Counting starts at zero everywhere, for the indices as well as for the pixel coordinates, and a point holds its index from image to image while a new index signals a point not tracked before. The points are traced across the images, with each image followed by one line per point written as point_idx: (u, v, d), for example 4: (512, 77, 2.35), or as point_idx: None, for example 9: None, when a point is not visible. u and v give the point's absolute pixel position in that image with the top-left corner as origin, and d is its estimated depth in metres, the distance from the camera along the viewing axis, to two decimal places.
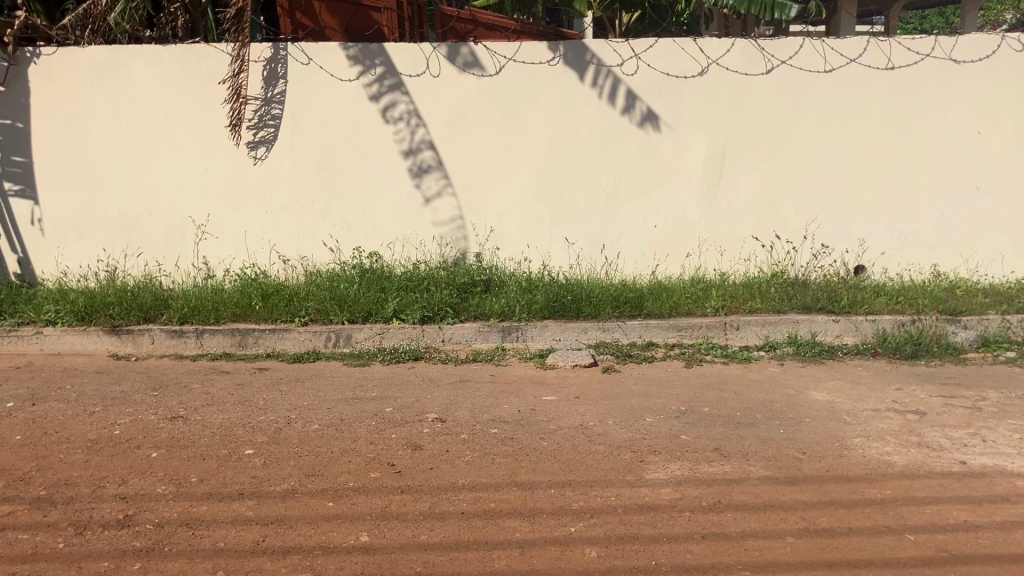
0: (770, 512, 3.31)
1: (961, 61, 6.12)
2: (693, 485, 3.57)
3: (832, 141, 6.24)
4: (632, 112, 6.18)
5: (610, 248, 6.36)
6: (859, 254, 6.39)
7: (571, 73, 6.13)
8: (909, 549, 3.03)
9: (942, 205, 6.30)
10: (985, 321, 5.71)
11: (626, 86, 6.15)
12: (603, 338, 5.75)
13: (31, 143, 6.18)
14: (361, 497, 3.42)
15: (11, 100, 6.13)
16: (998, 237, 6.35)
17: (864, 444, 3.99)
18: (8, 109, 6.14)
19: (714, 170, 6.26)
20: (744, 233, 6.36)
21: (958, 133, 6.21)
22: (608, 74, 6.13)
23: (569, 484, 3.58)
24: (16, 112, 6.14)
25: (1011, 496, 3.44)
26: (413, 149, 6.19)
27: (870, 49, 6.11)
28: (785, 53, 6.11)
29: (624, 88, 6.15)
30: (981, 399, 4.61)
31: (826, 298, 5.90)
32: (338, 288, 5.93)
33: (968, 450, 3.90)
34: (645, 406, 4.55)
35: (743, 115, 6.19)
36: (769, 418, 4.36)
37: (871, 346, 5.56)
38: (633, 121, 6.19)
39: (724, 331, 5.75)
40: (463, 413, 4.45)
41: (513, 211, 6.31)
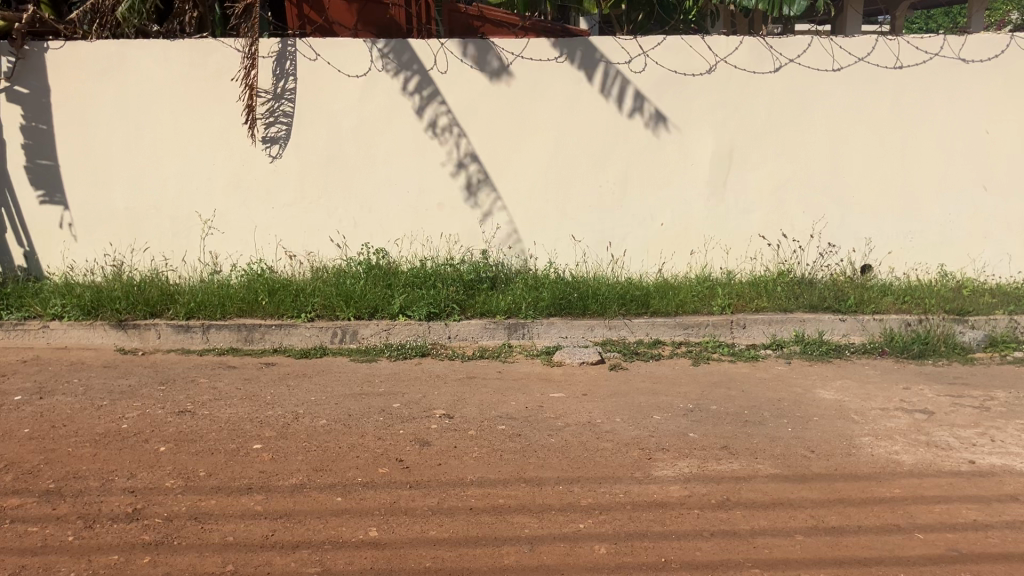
0: (778, 510, 3.32)
1: (970, 61, 6.10)
2: (701, 482, 3.58)
3: (840, 141, 6.23)
4: (640, 112, 6.18)
5: (616, 247, 6.36)
6: (865, 253, 6.37)
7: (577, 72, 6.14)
8: (919, 547, 3.03)
9: (949, 205, 6.29)
10: (992, 321, 5.72)
11: (634, 87, 6.14)
12: (610, 336, 5.76)
13: (57, 146, 6.20)
14: (370, 492, 3.43)
15: (33, 102, 6.15)
16: (1005, 238, 6.34)
17: (872, 444, 3.99)
18: (30, 111, 6.16)
19: (721, 169, 6.25)
20: (751, 231, 6.36)
21: (966, 133, 6.20)
22: (615, 76, 6.13)
23: (577, 480, 3.59)
24: (39, 114, 6.16)
25: (1020, 496, 3.43)
26: (460, 163, 6.22)
27: (877, 48, 6.10)
28: (793, 52, 6.11)
29: (631, 89, 6.14)
30: (990, 399, 4.60)
31: (832, 297, 5.89)
32: (344, 284, 5.94)
33: (977, 450, 3.90)
34: (652, 404, 4.55)
35: (751, 114, 6.19)
36: (777, 416, 4.36)
37: (879, 344, 5.55)
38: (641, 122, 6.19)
39: (729, 329, 5.74)
40: (471, 409, 4.46)
41: (520, 208, 6.31)
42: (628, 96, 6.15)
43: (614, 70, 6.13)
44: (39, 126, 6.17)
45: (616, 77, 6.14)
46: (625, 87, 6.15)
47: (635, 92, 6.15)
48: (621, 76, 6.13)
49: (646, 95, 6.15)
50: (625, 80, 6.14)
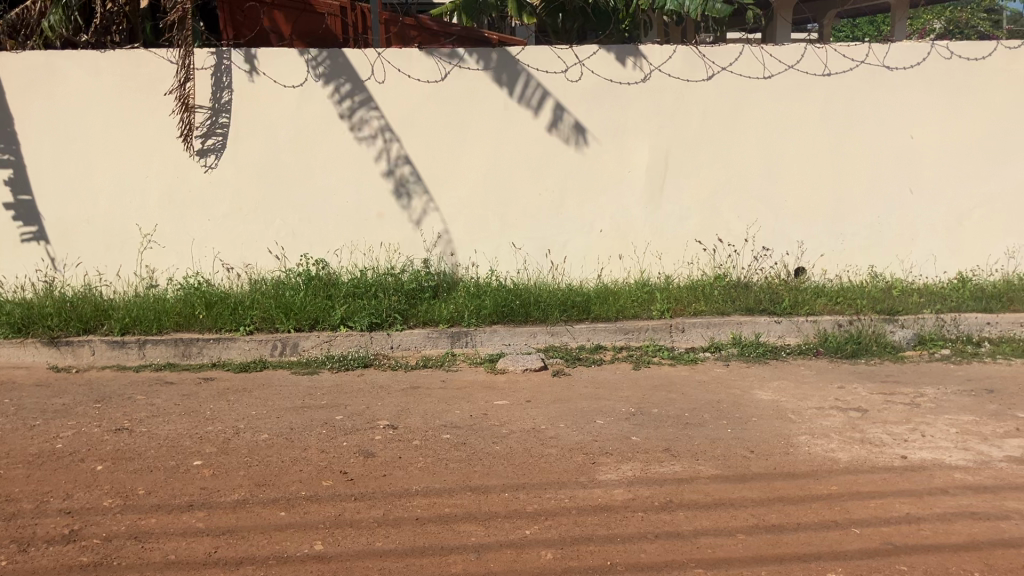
0: (720, 510, 3.38)
1: (895, 67, 6.29)
2: (645, 485, 3.63)
3: (775, 149, 6.37)
4: (559, 126, 6.24)
5: (556, 253, 6.41)
6: (798, 256, 6.52)
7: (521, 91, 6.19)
8: (856, 542, 3.12)
9: (877, 208, 6.47)
10: (920, 321, 5.87)
11: (553, 100, 6.21)
12: (552, 342, 5.79)
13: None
14: (315, 506, 3.41)
15: None
16: (933, 240, 6.53)
17: (809, 442, 4.08)
18: None
19: (659, 176, 6.35)
20: (688, 237, 6.45)
21: (892, 138, 6.39)
22: (536, 88, 6.19)
23: (523, 487, 3.61)
24: None
25: (949, 488, 3.55)
26: (392, 167, 6.20)
27: (806, 56, 6.26)
28: (725, 60, 6.24)
29: (551, 101, 6.21)
30: (919, 395, 4.74)
31: (768, 299, 6.02)
32: (284, 296, 5.86)
33: (909, 445, 4.01)
34: (595, 409, 4.59)
35: (686, 122, 6.30)
36: (716, 418, 4.43)
37: (813, 345, 5.67)
38: (562, 136, 6.26)
39: (670, 333, 5.82)
40: (415, 419, 4.45)
41: (462, 217, 6.32)
42: (547, 108, 6.22)
43: (536, 83, 6.19)
44: (7, 158, 6.03)
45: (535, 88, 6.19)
46: (544, 99, 6.21)
47: (554, 105, 6.21)
48: (540, 90, 6.19)
49: (565, 108, 6.22)
50: (544, 93, 6.20)
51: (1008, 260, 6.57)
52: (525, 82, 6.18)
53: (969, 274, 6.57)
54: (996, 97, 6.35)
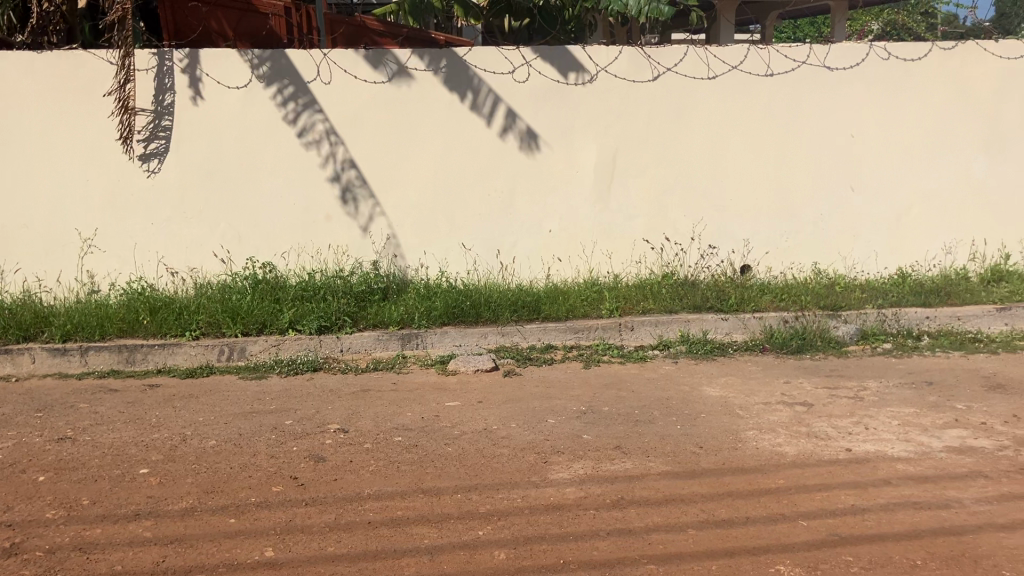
0: (670, 506, 3.42)
1: (836, 66, 6.43)
2: (596, 482, 3.66)
3: (720, 149, 6.46)
4: (513, 131, 6.26)
5: (505, 253, 6.41)
6: (743, 254, 6.60)
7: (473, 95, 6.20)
8: (803, 534, 3.18)
9: (819, 206, 6.59)
10: (863, 315, 5.97)
11: (506, 104, 6.23)
12: (503, 342, 5.79)
13: None
14: (265, 512, 3.37)
15: None
16: (873, 236, 6.67)
17: (757, 437, 4.14)
18: None
19: (607, 176, 6.40)
20: (635, 236, 6.50)
21: (833, 137, 6.52)
22: (488, 93, 6.21)
23: (475, 487, 3.61)
24: None
25: (892, 479, 3.63)
26: (338, 171, 6.16)
27: (749, 57, 6.36)
28: (670, 61, 6.32)
29: (504, 106, 6.23)
30: (862, 389, 4.84)
31: (714, 297, 6.10)
32: (230, 300, 5.78)
33: (853, 438, 4.10)
34: (546, 408, 4.60)
35: (632, 122, 6.36)
36: (666, 415, 4.47)
37: (759, 342, 5.76)
38: (516, 141, 6.28)
39: (619, 332, 5.87)
40: (366, 422, 4.42)
41: (410, 218, 6.29)
42: (500, 113, 6.24)
43: (489, 89, 6.20)
44: None
45: (488, 93, 6.20)
46: (497, 104, 6.23)
47: (507, 110, 6.24)
48: (493, 95, 6.21)
49: (518, 113, 6.25)
50: (497, 99, 6.22)
51: (946, 256, 6.74)
52: (478, 87, 6.19)
53: (908, 270, 6.71)
54: (933, 97, 6.51)
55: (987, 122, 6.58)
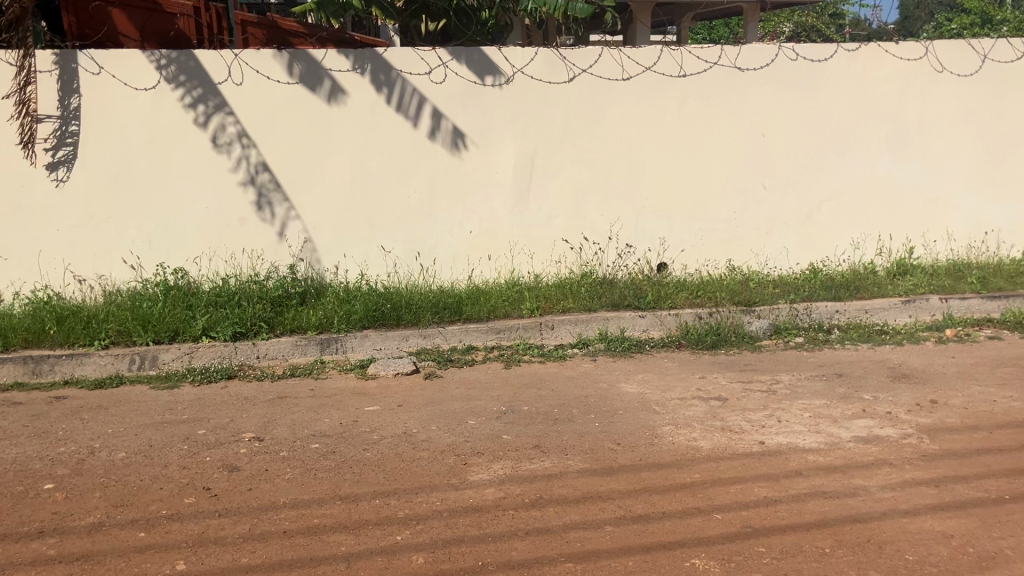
0: (588, 504, 3.45)
1: (745, 67, 6.57)
2: (515, 483, 3.66)
3: (637, 148, 6.54)
4: (439, 132, 6.25)
5: (425, 255, 6.37)
6: (660, 252, 6.69)
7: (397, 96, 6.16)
8: (717, 527, 3.23)
9: (733, 203, 6.73)
10: (776, 310, 6.10)
11: (431, 105, 6.22)
12: (424, 345, 5.75)
13: None
14: (176, 525, 3.29)
15: None
16: (784, 233, 6.83)
17: (673, 432, 4.20)
18: None
19: (526, 176, 6.42)
20: (555, 236, 6.53)
21: (746, 136, 6.66)
22: (413, 95, 6.19)
23: (394, 492, 3.58)
24: None
25: (803, 470, 3.72)
26: (250, 175, 6.05)
27: (662, 58, 6.46)
28: (585, 62, 6.38)
29: (429, 107, 6.22)
30: (775, 382, 4.95)
31: (632, 295, 6.18)
32: (141, 307, 5.62)
33: (766, 431, 4.18)
34: (466, 409, 4.59)
35: (550, 122, 6.40)
36: (585, 412, 4.50)
37: (676, 338, 5.84)
38: (442, 141, 6.26)
39: (539, 331, 5.87)
40: (282, 430, 4.35)
41: (328, 221, 6.21)
42: (426, 114, 6.22)
43: (413, 90, 6.18)
44: None
45: (413, 94, 6.18)
46: (422, 106, 6.21)
47: (432, 110, 6.23)
48: (417, 96, 6.19)
49: (443, 113, 6.24)
50: (422, 100, 6.20)
51: (854, 251, 6.94)
52: (402, 89, 6.17)
53: (819, 265, 6.89)
54: (839, 96, 6.71)
55: (890, 122, 6.81)
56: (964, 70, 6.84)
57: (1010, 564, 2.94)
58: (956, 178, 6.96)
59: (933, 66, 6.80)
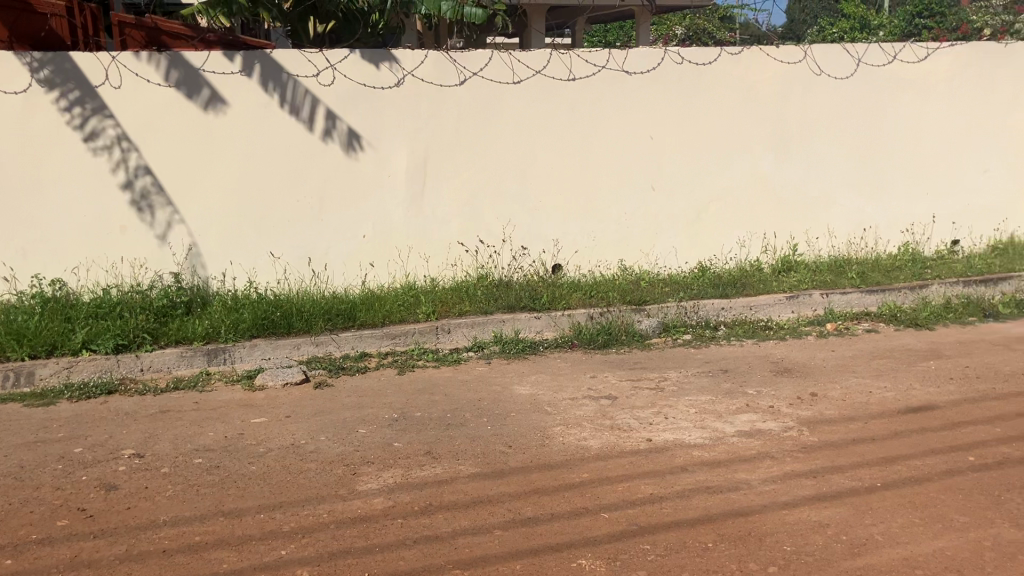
0: (478, 508, 3.44)
1: (633, 72, 6.69)
2: (405, 490, 3.63)
3: (529, 151, 6.57)
4: (334, 133, 6.16)
5: (316, 261, 6.25)
6: (554, 253, 6.73)
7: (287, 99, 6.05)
8: (604, 526, 3.27)
9: (624, 205, 6.82)
10: (664, 309, 6.18)
11: (324, 106, 6.12)
12: (317, 353, 5.63)
13: None
14: (47, 550, 3.14)
15: None
16: (674, 232, 6.96)
17: (564, 432, 4.23)
18: None
19: (418, 179, 6.37)
20: (449, 239, 6.49)
21: (634, 138, 6.77)
22: (305, 97, 6.08)
23: (280, 506, 3.50)
24: None
25: (689, 466, 3.80)
26: (131, 178, 5.84)
27: (552, 61, 6.51)
28: (476, 65, 6.37)
29: (322, 109, 6.12)
30: (663, 379, 5.04)
31: (527, 297, 6.19)
32: (15, 321, 5.36)
33: (653, 428, 4.25)
34: (356, 418, 4.52)
35: (441, 125, 6.37)
36: (477, 416, 4.49)
37: (568, 338, 5.87)
38: (337, 143, 6.18)
39: (434, 335, 5.83)
40: (164, 445, 4.20)
41: (215, 227, 6.05)
42: (319, 116, 6.12)
43: (305, 91, 6.07)
44: None
45: (304, 96, 6.08)
46: (314, 107, 6.11)
47: (326, 112, 6.13)
48: (309, 97, 6.09)
49: (337, 114, 6.15)
50: (314, 101, 6.10)
51: (741, 249, 7.13)
52: (294, 91, 6.05)
53: (707, 263, 7.05)
54: (724, 99, 6.89)
55: (772, 124, 7.03)
56: (840, 73, 7.11)
57: (880, 550, 3.05)
58: (834, 177, 7.23)
59: (811, 69, 7.04)
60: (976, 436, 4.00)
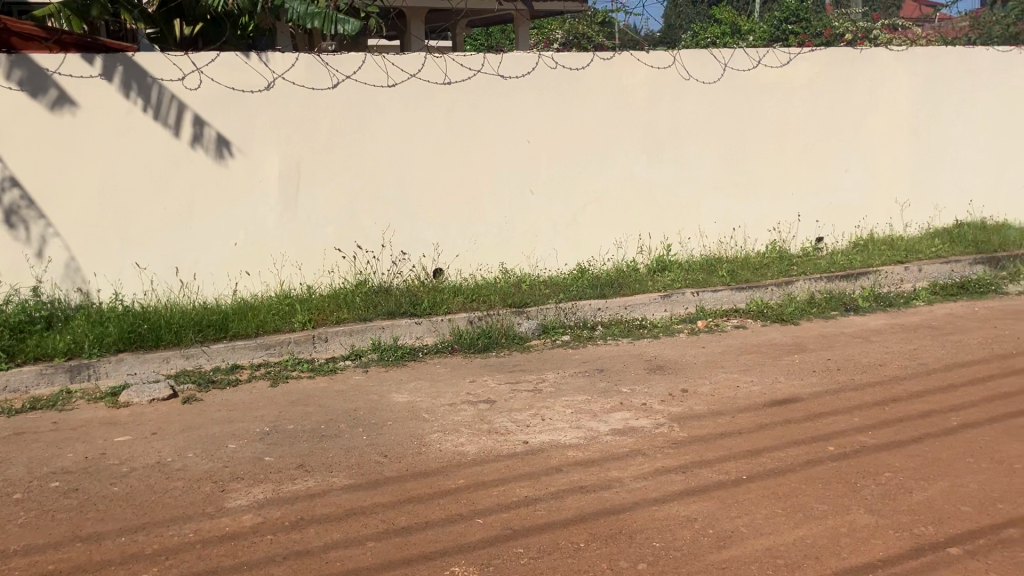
0: (351, 520, 3.38)
1: (508, 75, 6.73)
2: (276, 506, 3.53)
3: (405, 155, 6.51)
4: (202, 140, 5.98)
5: (186, 271, 6.04)
6: (434, 257, 6.68)
7: (153, 104, 5.84)
8: (478, 532, 3.26)
9: (503, 208, 6.84)
10: (543, 311, 6.22)
11: (192, 112, 5.94)
12: (187, 367, 5.42)
13: None
14: None
15: None
16: (553, 234, 7.01)
17: (440, 439, 4.20)
18: None
19: (292, 185, 6.24)
20: (325, 245, 6.36)
21: (511, 142, 6.80)
22: (171, 102, 5.88)
23: (142, 527, 3.36)
24: None
25: (563, 466, 3.83)
26: None
27: (426, 65, 6.50)
28: (349, 69, 6.30)
29: (189, 115, 5.93)
30: (541, 381, 5.07)
31: (407, 302, 6.10)
32: None
33: (530, 430, 4.27)
34: (226, 432, 4.38)
35: (314, 130, 6.25)
36: (352, 426, 4.42)
37: (448, 342, 5.83)
38: (206, 150, 5.99)
39: (311, 344, 5.66)
40: (17, 470, 3.98)
41: (76, 238, 5.77)
42: (187, 122, 5.93)
43: (171, 96, 5.88)
44: None
45: (171, 101, 5.88)
46: (181, 113, 5.91)
47: (193, 118, 5.94)
48: (176, 103, 5.89)
49: (206, 121, 5.97)
50: (181, 107, 5.91)
51: (618, 250, 7.24)
52: (159, 96, 5.85)
53: (586, 264, 7.13)
54: (597, 102, 7.00)
55: (645, 127, 7.18)
56: (707, 78, 7.33)
57: (744, 541, 3.15)
58: (705, 179, 7.44)
59: (680, 74, 7.24)
60: (835, 426, 4.18)
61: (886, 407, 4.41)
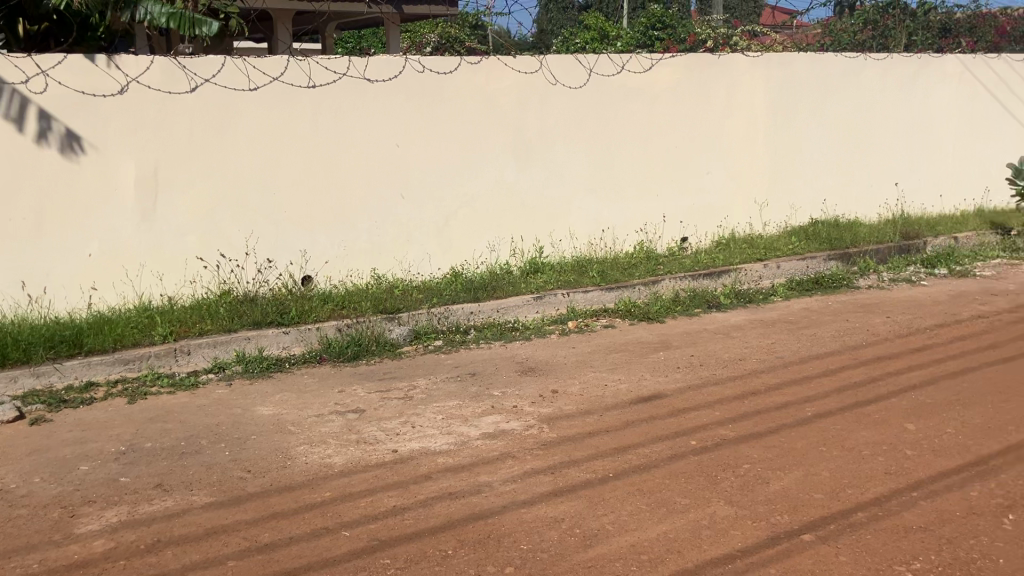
0: (211, 540, 3.26)
1: (374, 79, 6.66)
2: (130, 529, 3.37)
3: (270, 160, 6.35)
4: (49, 135, 5.65)
5: (34, 284, 5.71)
6: (302, 265, 6.54)
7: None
8: (344, 544, 3.19)
9: (372, 213, 6.75)
10: (415, 316, 6.17)
11: (36, 105, 5.60)
12: (36, 386, 5.12)
13: None
14: None
15: None
16: (424, 239, 6.97)
17: (307, 451, 4.11)
18: None
19: (149, 192, 5.99)
20: (187, 254, 6.14)
21: (379, 146, 6.72)
22: (13, 95, 5.53)
23: None
24: None
25: (432, 473, 3.80)
26: None
27: (289, 68, 6.36)
28: (207, 72, 6.10)
29: (33, 107, 5.59)
30: (412, 388, 5.03)
31: (274, 311, 5.94)
32: None
33: (399, 439, 4.22)
34: (78, 454, 4.16)
35: (172, 135, 6.02)
36: (214, 442, 4.27)
37: (316, 352, 5.71)
38: (53, 145, 5.67)
39: (173, 358, 5.45)
40: None
41: None
42: (31, 115, 5.59)
43: (12, 89, 5.53)
44: None
45: (12, 94, 5.53)
46: (25, 106, 5.57)
47: (38, 110, 5.61)
48: (18, 96, 5.55)
49: (52, 114, 5.65)
50: (24, 100, 5.57)
51: (491, 253, 7.27)
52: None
53: (459, 268, 7.13)
54: (465, 106, 7.01)
55: (514, 130, 7.23)
56: (574, 82, 7.45)
57: (610, 539, 3.19)
58: (573, 181, 7.55)
59: (547, 78, 7.32)
60: (698, 420, 4.29)
61: (747, 400, 4.56)
